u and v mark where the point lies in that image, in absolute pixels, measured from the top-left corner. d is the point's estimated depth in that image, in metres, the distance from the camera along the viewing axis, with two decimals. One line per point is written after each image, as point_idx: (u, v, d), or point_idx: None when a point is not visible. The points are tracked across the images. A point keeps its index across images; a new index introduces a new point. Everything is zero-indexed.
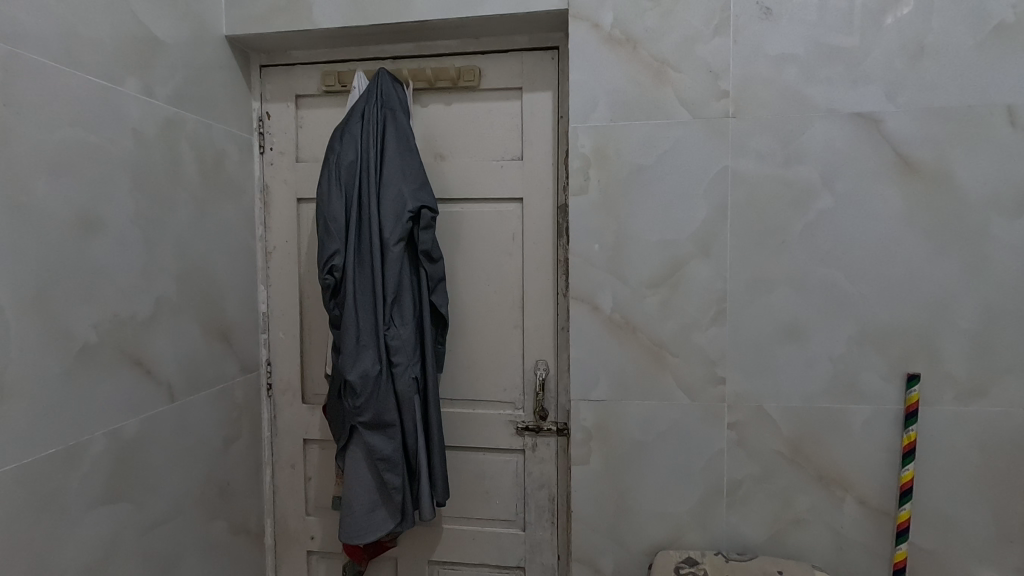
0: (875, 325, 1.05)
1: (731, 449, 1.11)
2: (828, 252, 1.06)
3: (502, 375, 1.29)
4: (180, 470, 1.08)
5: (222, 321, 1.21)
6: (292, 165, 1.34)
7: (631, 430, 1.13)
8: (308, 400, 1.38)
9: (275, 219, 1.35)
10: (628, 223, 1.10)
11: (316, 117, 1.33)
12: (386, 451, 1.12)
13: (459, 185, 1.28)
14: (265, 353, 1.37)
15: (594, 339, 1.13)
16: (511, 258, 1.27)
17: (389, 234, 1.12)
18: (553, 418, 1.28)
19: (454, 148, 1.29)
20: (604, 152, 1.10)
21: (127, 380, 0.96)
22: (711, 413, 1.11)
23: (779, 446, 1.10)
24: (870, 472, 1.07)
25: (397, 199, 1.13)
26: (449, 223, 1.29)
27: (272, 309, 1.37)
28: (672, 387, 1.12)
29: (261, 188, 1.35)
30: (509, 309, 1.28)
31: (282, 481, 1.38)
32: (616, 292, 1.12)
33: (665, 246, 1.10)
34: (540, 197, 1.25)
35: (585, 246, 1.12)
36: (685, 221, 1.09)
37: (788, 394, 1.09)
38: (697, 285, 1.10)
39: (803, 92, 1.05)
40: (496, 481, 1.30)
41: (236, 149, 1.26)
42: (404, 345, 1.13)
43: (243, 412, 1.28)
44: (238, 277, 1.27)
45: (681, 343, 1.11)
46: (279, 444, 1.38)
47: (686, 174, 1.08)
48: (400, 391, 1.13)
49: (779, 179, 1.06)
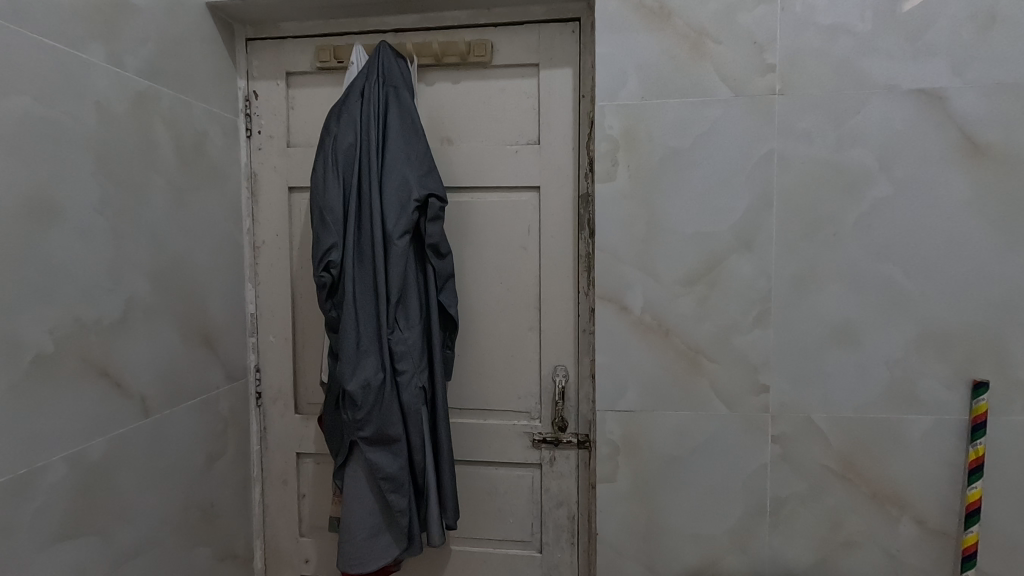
0: (938, 326, 0.94)
1: (775, 464, 1.00)
2: (885, 246, 0.95)
3: (517, 383, 1.17)
4: (156, 495, 0.95)
5: (204, 325, 1.08)
6: (283, 150, 1.21)
7: (663, 444, 1.02)
8: (301, 410, 1.25)
9: (264, 210, 1.22)
10: (661, 213, 0.99)
11: (309, 97, 1.20)
12: (390, 469, 1.00)
13: (468, 172, 1.15)
14: (253, 359, 1.24)
15: (622, 343, 1.01)
16: (526, 252, 1.16)
17: (393, 226, 1.00)
18: (573, 429, 1.16)
19: (463, 131, 1.16)
20: (634, 135, 0.99)
21: (91, 394, 0.83)
22: (753, 424, 1.00)
23: (828, 462, 0.99)
24: (929, 489, 0.97)
25: (401, 187, 1.01)
26: (457, 214, 1.17)
27: (261, 311, 1.24)
28: (710, 395, 1.00)
29: (248, 176, 1.22)
30: (524, 310, 1.16)
31: (272, 498, 1.25)
32: (647, 290, 1.00)
33: (702, 239, 0.98)
34: (559, 185, 1.13)
35: (613, 239, 1.00)
36: (725, 210, 0.98)
37: (839, 403, 0.98)
38: (737, 282, 0.98)
39: (859, 67, 0.93)
40: (509, 499, 1.19)
41: (219, 132, 1.13)
42: (409, 350, 1.01)
43: (229, 425, 1.15)
44: (222, 274, 1.14)
45: (720, 347, 1.00)
46: (269, 459, 1.25)
47: (726, 159, 0.97)
48: (405, 401, 1.01)
49: (831, 164, 0.95)
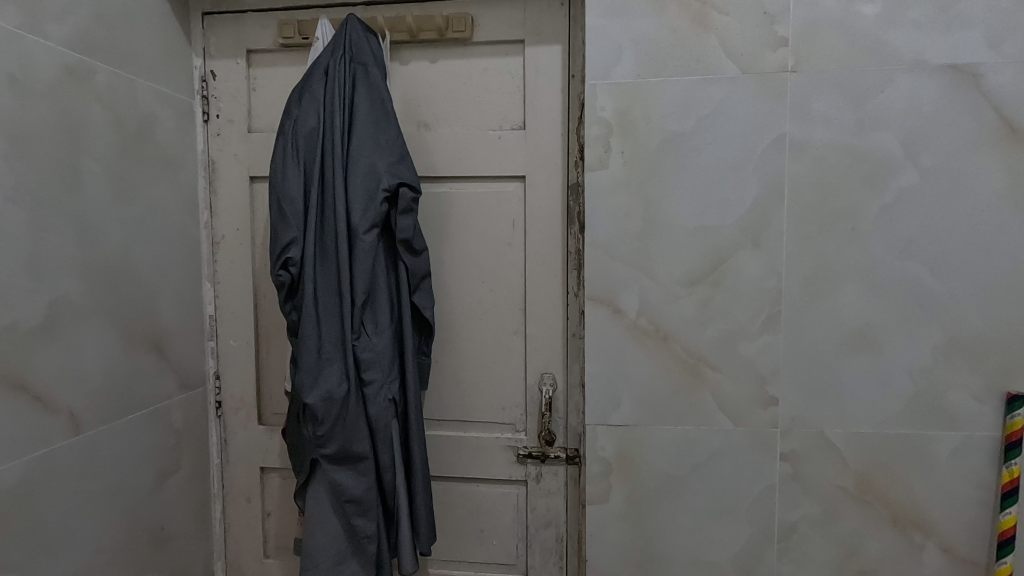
0: (969, 333, 0.84)
1: (785, 485, 0.90)
2: (910, 241, 0.84)
3: (500, 392, 1.07)
4: (90, 521, 0.84)
5: (152, 329, 0.97)
6: (243, 136, 1.10)
7: (660, 461, 0.91)
8: (265, 420, 1.14)
9: (223, 202, 1.11)
10: (658, 205, 0.88)
11: (272, 77, 1.09)
12: (356, 491, 0.90)
13: (447, 160, 1.05)
14: (213, 365, 1.13)
15: (615, 350, 0.91)
16: (510, 249, 1.05)
17: (358, 220, 0.90)
18: (562, 443, 1.06)
19: (442, 115, 1.05)
20: (629, 117, 0.88)
21: (4, 412, 0.72)
22: (761, 440, 0.90)
23: (844, 482, 0.89)
24: (958, 513, 0.87)
25: (369, 175, 0.91)
26: (435, 206, 1.06)
27: (221, 313, 1.13)
28: (713, 408, 0.90)
29: (206, 164, 1.11)
30: (509, 313, 1.06)
31: (234, 516, 1.15)
32: (644, 291, 0.90)
33: (705, 234, 0.88)
34: (547, 175, 1.02)
35: (605, 234, 0.90)
36: (731, 202, 0.87)
37: (857, 417, 0.88)
38: (744, 282, 0.88)
39: (883, 40, 0.82)
40: (492, 519, 1.08)
41: (171, 114, 1.02)
42: (378, 359, 0.90)
43: (183, 439, 1.05)
44: (174, 272, 1.04)
45: (724, 354, 0.89)
46: (231, 473, 1.15)
47: (731, 144, 0.86)
48: (373, 415, 0.90)
49: (850, 150, 0.84)
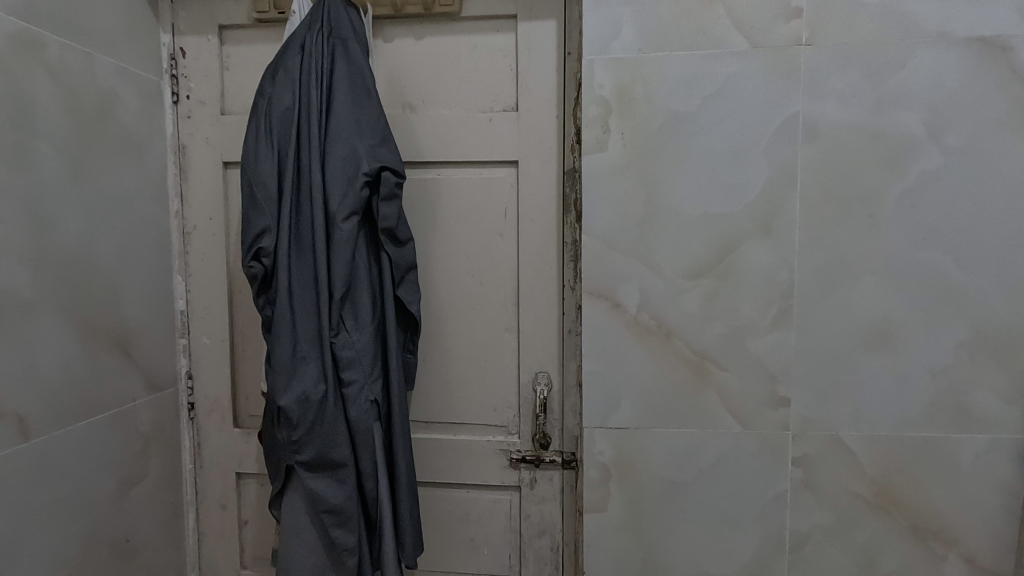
0: (995, 328, 0.78)
1: (796, 492, 0.84)
2: (933, 230, 0.78)
3: (491, 393, 1.00)
4: (43, 533, 0.78)
5: (116, 326, 0.90)
6: (216, 119, 1.02)
7: (663, 467, 0.85)
8: (241, 423, 1.08)
9: (195, 190, 1.04)
10: (661, 190, 0.82)
11: (247, 55, 1.02)
12: (335, 500, 0.83)
13: (434, 144, 0.98)
14: (185, 364, 1.06)
15: (614, 348, 0.85)
16: (502, 239, 0.98)
17: (336, 207, 0.83)
18: (558, 447, 0.99)
19: (428, 96, 0.98)
20: (629, 96, 0.81)
21: None
22: (771, 444, 0.83)
23: (860, 489, 0.82)
24: (981, 522, 0.81)
25: (348, 159, 0.84)
26: (421, 193, 0.99)
27: (193, 309, 1.06)
28: (719, 409, 0.84)
29: (176, 149, 1.03)
30: (500, 308, 0.99)
31: (208, 525, 1.08)
32: (645, 284, 0.83)
33: (710, 222, 0.82)
34: (541, 160, 0.96)
35: (603, 222, 0.83)
36: (739, 187, 0.81)
37: (874, 419, 0.81)
38: (753, 274, 0.82)
39: (906, 11, 0.76)
40: (483, 527, 1.02)
41: (135, 94, 0.95)
42: (358, 357, 0.83)
43: (151, 443, 0.98)
44: (141, 265, 0.96)
45: (731, 351, 0.83)
46: (205, 479, 1.08)
47: (740, 124, 0.80)
48: (353, 418, 0.83)
49: (867, 130, 0.78)
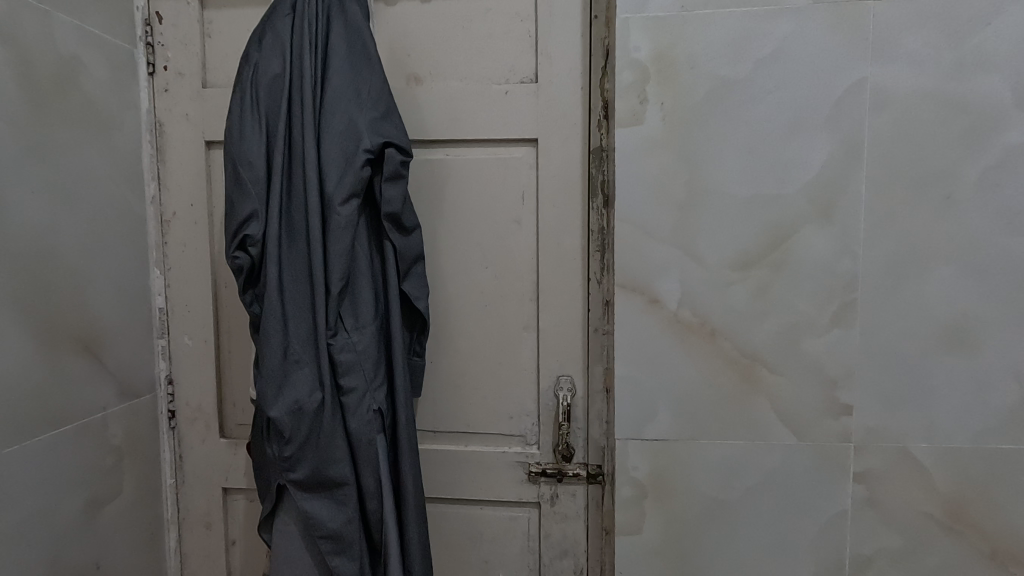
0: None
1: (858, 513, 0.74)
2: (1019, 213, 0.68)
3: (507, 398, 0.90)
4: None
5: (83, 324, 0.79)
6: (196, 93, 0.91)
7: (706, 484, 0.75)
8: (228, 433, 0.97)
9: (174, 173, 0.93)
10: (706, 168, 0.71)
11: (231, 21, 0.90)
12: (333, 525, 0.73)
13: (442, 120, 0.87)
14: (164, 367, 0.95)
15: (651, 349, 0.74)
16: (519, 227, 0.88)
17: (333, 188, 0.72)
18: (582, 459, 0.89)
19: (436, 66, 0.88)
20: (669, 60, 0.71)
21: None
22: (830, 458, 0.73)
23: (930, 509, 0.73)
24: None
25: (348, 133, 0.73)
26: (428, 176, 0.89)
27: (173, 306, 0.95)
28: (770, 418, 0.74)
29: (153, 127, 0.92)
30: (517, 304, 0.89)
31: (193, 545, 0.98)
32: (687, 276, 0.73)
33: (763, 205, 0.71)
34: (563, 138, 0.85)
35: (639, 206, 0.73)
36: (797, 165, 0.70)
37: (949, 429, 0.72)
38: (811, 264, 0.71)
39: None
40: (498, 548, 0.92)
41: (104, 63, 0.83)
42: (359, 361, 0.73)
43: (125, 457, 0.87)
44: (112, 256, 0.85)
45: (785, 353, 0.73)
46: (187, 495, 0.97)
47: (797, 93, 0.70)
48: (354, 430, 0.73)
49: (944, 98, 0.68)
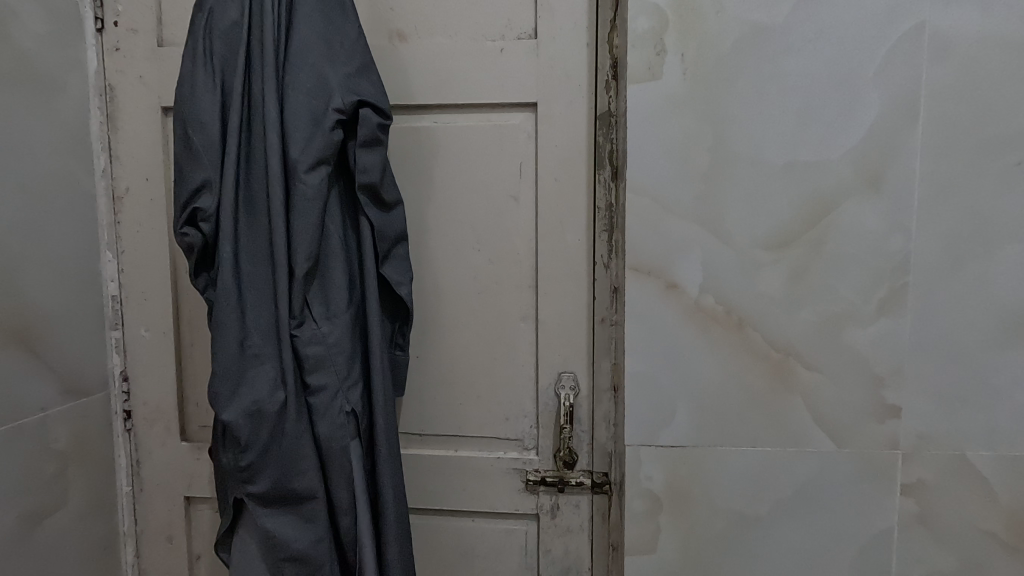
0: None
1: (906, 531, 0.64)
2: None
3: (503, 398, 0.80)
4: None
5: (18, 313, 0.69)
6: (152, 52, 0.81)
7: (731, 499, 0.65)
8: (191, 435, 0.87)
9: (128, 144, 0.83)
10: (734, 131, 0.61)
11: None
12: (299, 545, 0.63)
13: (429, 83, 0.77)
14: (119, 363, 0.85)
15: (669, 341, 0.64)
16: (516, 204, 0.78)
17: (298, 154, 0.61)
18: (586, 466, 0.79)
19: (422, 20, 0.77)
20: (692, 4, 0.60)
21: None
22: (875, 467, 0.64)
23: (990, 526, 0.63)
24: None
25: (315, 90, 0.62)
26: (413, 146, 0.78)
27: (129, 294, 0.85)
28: (805, 422, 0.64)
29: (103, 92, 0.82)
30: (514, 292, 0.79)
31: (152, 559, 0.88)
32: (711, 257, 0.63)
33: (800, 174, 0.61)
34: (566, 102, 0.75)
35: (656, 176, 0.62)
36: (842, 125, 0.60)
37: (1014, 434, 0.62)
38: (855, 243, 0.61)
39: None
40: (492, 565, 0.82)
41: (42, 15, 0.73)
42: (329, 355, 0.63)
43: (72, 464, 0.77)
44: (54, 236, 0.75)
45: (824, 347, 0.63)
46: (146, 505, 0.87)
47: (843, 41, 0.59)
48: (323, 435, 0.63)
49: (1017, 45, 0.57)
